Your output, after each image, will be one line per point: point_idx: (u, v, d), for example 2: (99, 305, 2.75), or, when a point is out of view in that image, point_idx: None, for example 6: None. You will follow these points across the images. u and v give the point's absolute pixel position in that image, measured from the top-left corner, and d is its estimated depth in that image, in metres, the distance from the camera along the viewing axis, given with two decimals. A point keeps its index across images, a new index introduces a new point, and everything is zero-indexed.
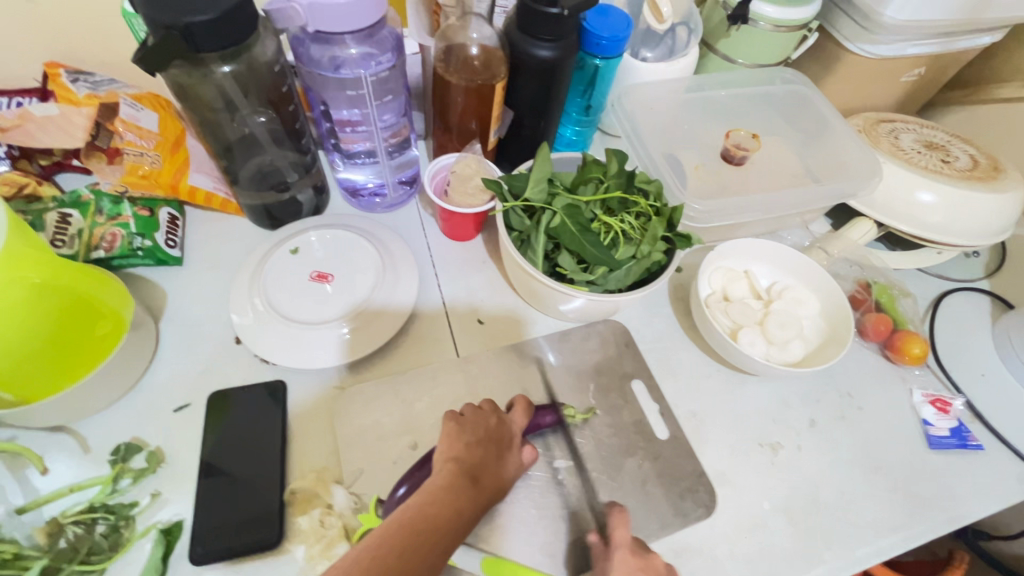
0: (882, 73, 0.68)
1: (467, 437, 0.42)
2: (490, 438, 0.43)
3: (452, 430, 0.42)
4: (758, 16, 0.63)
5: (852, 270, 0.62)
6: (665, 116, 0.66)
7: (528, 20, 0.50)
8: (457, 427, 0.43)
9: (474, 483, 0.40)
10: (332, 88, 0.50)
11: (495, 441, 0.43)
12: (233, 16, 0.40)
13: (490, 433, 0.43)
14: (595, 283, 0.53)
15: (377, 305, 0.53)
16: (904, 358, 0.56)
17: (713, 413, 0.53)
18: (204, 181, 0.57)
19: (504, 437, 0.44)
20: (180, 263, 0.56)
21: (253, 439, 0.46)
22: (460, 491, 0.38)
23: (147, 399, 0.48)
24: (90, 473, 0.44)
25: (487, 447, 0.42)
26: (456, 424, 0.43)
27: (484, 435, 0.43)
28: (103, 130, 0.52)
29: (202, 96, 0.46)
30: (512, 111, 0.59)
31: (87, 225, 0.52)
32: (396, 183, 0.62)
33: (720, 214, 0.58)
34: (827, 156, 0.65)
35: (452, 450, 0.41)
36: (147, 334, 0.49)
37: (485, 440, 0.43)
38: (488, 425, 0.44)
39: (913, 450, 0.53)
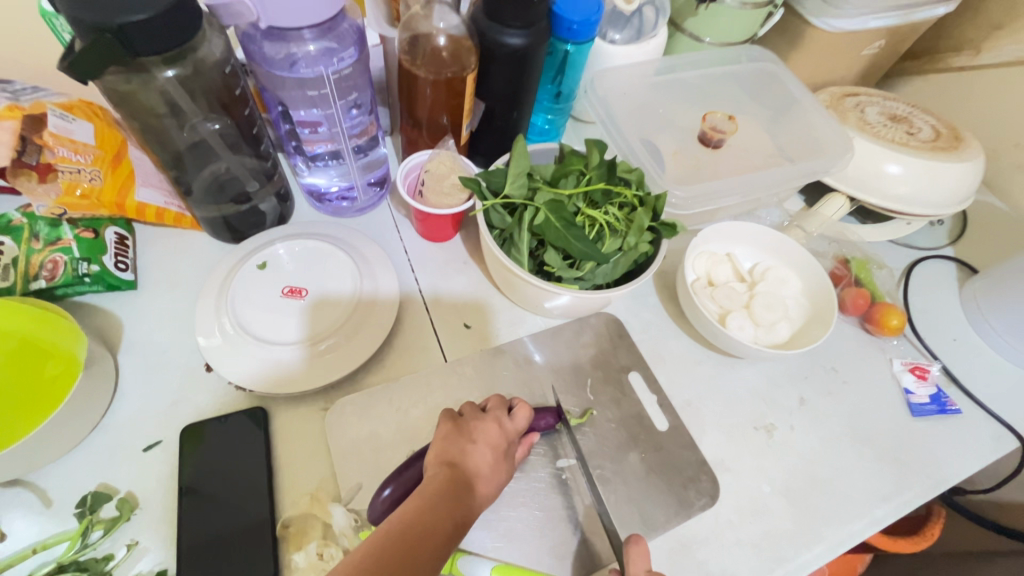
0: (845, 48, 0.68)
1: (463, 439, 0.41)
2: (488, 440, 0.42)
3: (448, 432, 0.41)
4: None
5: (830, 247, 0.64)
6: (638, 100, 0.65)
7: (497, 6, 0.47)
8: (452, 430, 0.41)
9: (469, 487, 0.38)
10: (290, 88, 0.46)
11: (493, 444, 0.42)
12: (174, 14, 0.36)
13: (488, 436, 0.42)
14: (584, 279, 0.51)
15: (358, 318, 0.50)
16: (883, 329, 0.58)
17: (708, 399, 0.53)
18: (153, 196, 0.53)
19: (502, 438, 0.43)
20: (134, 287, 0.52)
21: (235, 471, 0.43)
22: (455, 494, 0.37)
23: (113, 440, 0.44)
24: (55, 529, 0.40)
25: (484, 450, 0.41)
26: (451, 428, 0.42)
27: (481, 437, 0.42)
28: (30, 144, 0.46)
29: (145, 102, 0.42)
30: (483, 103, 0.56)
31: (23, 253, 0.46)
32: (366, 185, 0.58)
33: (700, 200, 0.57)
34: (799, 133, 0.65)
35: (447, 452, 0.40)
36: (106, 369, 0.45)
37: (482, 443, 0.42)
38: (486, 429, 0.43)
39: (898, 419, 0.54)
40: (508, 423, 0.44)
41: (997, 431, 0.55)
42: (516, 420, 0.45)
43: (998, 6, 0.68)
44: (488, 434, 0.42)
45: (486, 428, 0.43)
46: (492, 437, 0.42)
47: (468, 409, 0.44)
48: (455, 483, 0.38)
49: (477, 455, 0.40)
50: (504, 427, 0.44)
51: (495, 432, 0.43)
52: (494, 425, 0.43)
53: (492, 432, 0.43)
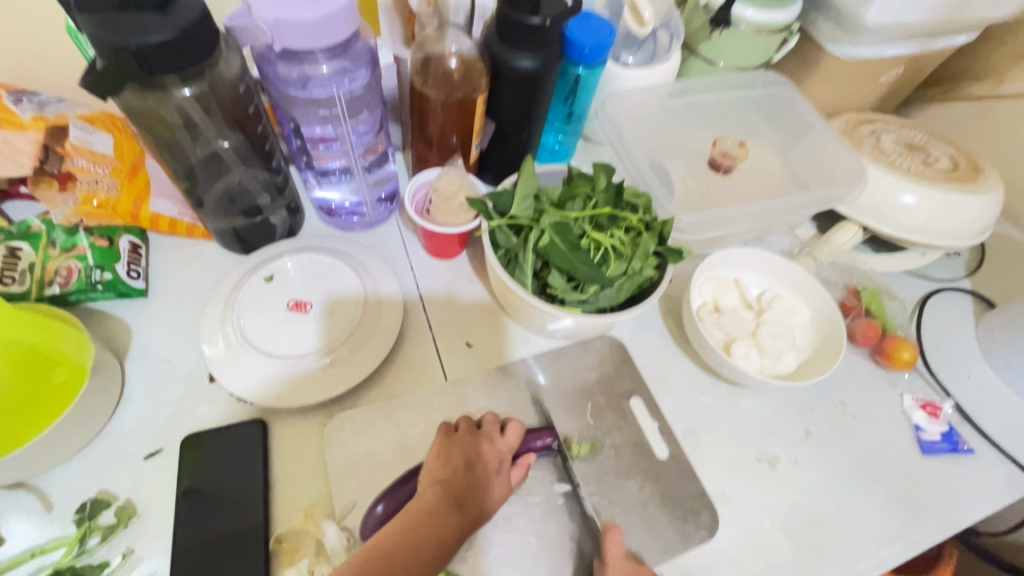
0: (862, 75, 0.67)
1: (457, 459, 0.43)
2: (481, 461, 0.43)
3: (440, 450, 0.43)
4: (739, 19, 0.62)
5: (842, 276, 0.63)
6: (649, 123, 0.65)
7: (509, 30, 0.48)
8: (446, 448, 0.43)
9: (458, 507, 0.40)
10: (302, 106, 0.47)
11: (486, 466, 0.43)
12: (191, 35, 0.37)
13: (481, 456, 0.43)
14: (587, 302, 0.51)
15: (361, 334, 0.51)
16: (894, 363, 0.56)
17: (711, 429, 0.52)
18: (167, 207, 0.54)
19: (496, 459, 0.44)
20: (144, 295, 0.53)
21: (233, 482, 0.44)
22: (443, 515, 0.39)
23: (116, 447, 0.45)
24: (54, 534, 0.41)
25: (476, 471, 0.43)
26: (445, 445, 0.44)
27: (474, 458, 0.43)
28: (53, 154, 0.48)
29: (160, 117, 0.43)
30: (494, 124, 0.56)
31: (40, 259, 0.48)
32: (375, 201, 0.59)
33: (709, 226, 0.57)
34: (812, 160, 0.65)
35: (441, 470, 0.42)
36: (112, 376, 0.46)
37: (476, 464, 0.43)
38: (481, 447, 0.44)
39: (907, 457, 0.53)
40: (504, 443, 0.45)
41: (1011, 473, 0.53)
42: (511, 440, 0.46)
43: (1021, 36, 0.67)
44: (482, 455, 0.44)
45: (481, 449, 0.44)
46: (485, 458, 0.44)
47: (468, 423, 0.46)
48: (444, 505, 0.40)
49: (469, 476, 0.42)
50: (499, 448, 0.45)
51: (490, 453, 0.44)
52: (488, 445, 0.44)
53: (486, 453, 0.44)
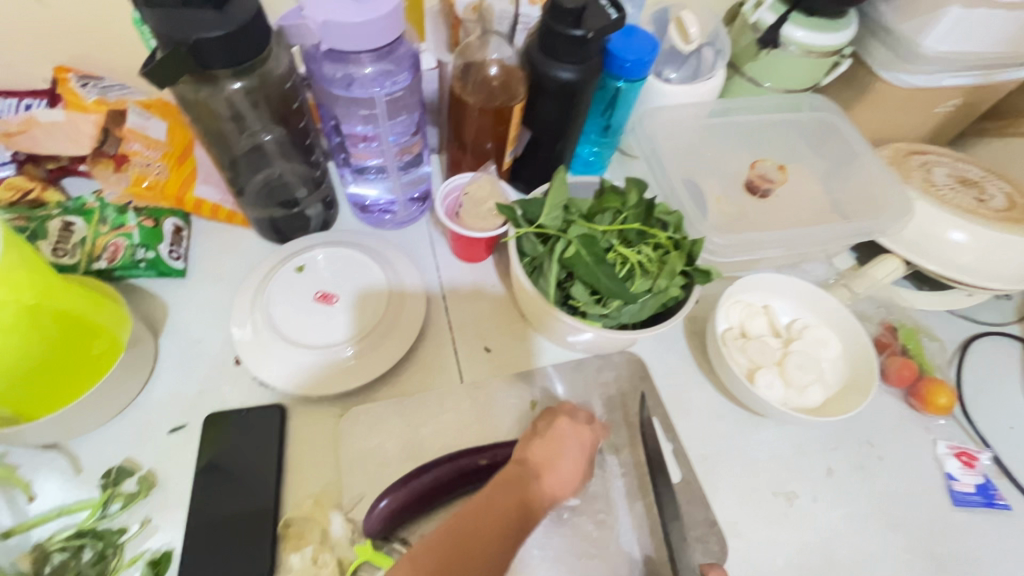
0: (916, 104, 0.65)
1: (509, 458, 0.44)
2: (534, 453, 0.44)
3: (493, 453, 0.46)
4: (789, 40, 0.60)
5: (878, 311, 0.60)
6: (687, 140, 0.64)
7: (551, 41, 0.48)
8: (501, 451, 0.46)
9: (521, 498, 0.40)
10: (343, 104, 0.48)
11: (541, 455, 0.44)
12: (245, 33, 0.38)
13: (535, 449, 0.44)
14: (609, 317, 0.51)
15: (383, 329, 0.52)
16: (929, 408, 0.54)
17: (728, 457, 0.51)
18: (210, 193, 0.56)
19: (550, 453, 0.44)
20: (183, 275, 0.55)
21: (248, 462, 0.45)
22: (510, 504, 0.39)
23: (144, 418, 0.47)
24: (80, 496, 0.43)
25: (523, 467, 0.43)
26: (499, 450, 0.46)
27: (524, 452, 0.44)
28: (111, 136, 0.52)
29: (210, 108, 0.45)
30: (529, 132, 0.57)
31: (91, 234, 0.51)
32: (407, 201, 0.60)
33: (741, 248, 0.56)
34: (855, 189, 0.63)
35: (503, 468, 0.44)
36: (146, 350, 0.48)
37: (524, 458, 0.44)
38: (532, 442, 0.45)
39: (936, 506, 0.50)
40: (556, 431, 0.46)
41: None
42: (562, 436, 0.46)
43: None
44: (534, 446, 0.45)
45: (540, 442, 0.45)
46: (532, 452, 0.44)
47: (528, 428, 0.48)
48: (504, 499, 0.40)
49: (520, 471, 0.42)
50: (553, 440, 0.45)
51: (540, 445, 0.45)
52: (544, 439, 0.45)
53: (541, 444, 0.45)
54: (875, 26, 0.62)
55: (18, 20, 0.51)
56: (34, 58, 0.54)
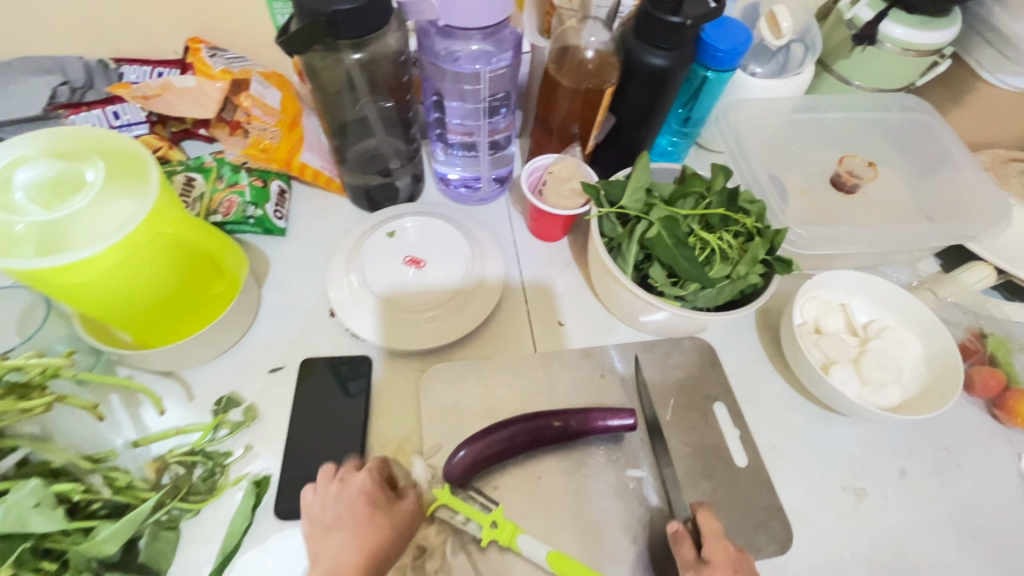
0: (1019, 109, 0.62)
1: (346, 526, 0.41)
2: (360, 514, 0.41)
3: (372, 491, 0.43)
4: (886, 37, 0.59)
5: (965, 317, 0.57)
6: (771, 134, 0.63)
7: (648, 28, 0.50)
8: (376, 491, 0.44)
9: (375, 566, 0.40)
10: (448, 80, 0.51)
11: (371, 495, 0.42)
12: (373, 7, 0.42)
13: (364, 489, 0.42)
14: (685, 299, 0.52)
15: (464, 295, 0.55)
16: (1015, 420, 0.52)
17: (797, 448, 0.51)
18: (313, 159, 0.61)
19: (324, 502, 0.42)
20: (283, 234, 0.59)
21: (338, 406, 0.49)
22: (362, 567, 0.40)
23: (248, 358, 0.51)
24: (194, 419, 0.48)
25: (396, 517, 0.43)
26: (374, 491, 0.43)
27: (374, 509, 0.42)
28: (230, 104, 0.57)
29: (329, 79, 0.49)
30: (614, 118, 0.58)
31: (209, 190, 0.56)
32: (491, 179, 0.62)
33: (824, 242, 0.56)
34: (946, 192, 0.61)
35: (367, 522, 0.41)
36: (252, 297, 0.53)
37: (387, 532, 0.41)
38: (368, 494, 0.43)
39: (1016, 520, 0.49)
40: (353, 497, 0.42)
41: None
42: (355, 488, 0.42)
43: None
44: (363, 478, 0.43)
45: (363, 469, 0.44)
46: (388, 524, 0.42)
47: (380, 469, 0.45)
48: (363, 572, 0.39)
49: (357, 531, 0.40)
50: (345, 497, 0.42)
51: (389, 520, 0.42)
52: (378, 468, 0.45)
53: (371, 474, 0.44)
54: (980, 25, 0.60)
55: None
56: (170, 29, 0.60)
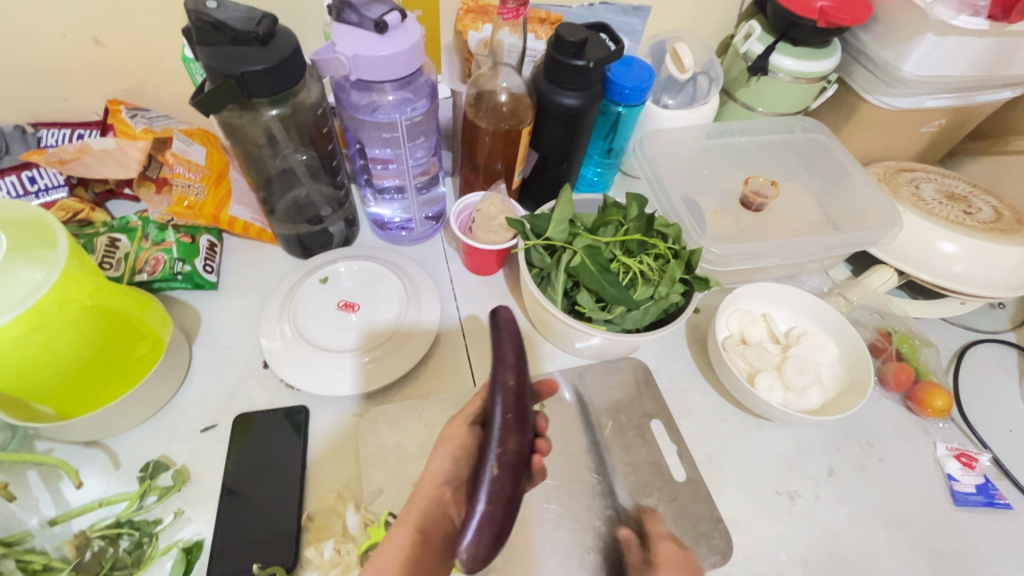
0: (902, 125, 0.68)
1: (392, 529, 0.37)
2: (413, 503, 0.39)
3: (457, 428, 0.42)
4: (777, 68, 0.65)
5: (872, 317, 0.62)
6: (685, 160, 0.68)
7: (555, 71, 0.53)
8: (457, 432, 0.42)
9: (416, 562, 0.35)
10: (368, 130, 0.53)
11: (426, 480, 0.40)
12: (284, 64, 0.43)
13: (427, 471, 0.40)
14: (613, 322, 0.53)
15: (401, 335, 0.55)
16: (927, 410, 0.55)
17: (731, 457, 0.53)
18: (243, 212, 0.61)
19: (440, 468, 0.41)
20: (215, 288, 0.59)
21: (273, 460, 0.48)
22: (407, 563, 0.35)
23: (177, 419, 0.50)
24: (120, 488, 0.46)
25: (457, 501, 0.38)
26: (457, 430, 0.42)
27: (433, 496, 0.38)
28: (155, 161, 0.57)
29: (249, 134, 0.50)
30: (536, 154, 0.61)
31: (134, 249, 0.56)
32: (423, 218, 0.64)
33: (738, 259, 0.59)
34: (847, 204, 0.66)
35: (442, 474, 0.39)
36: (181, 355, 0.52)
37: (430, 522, 0.37)
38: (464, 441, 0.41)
39: (938, 506, 0.52)
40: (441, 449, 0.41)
41: None
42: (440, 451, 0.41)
43: None
44: (433, 459, 0.41)
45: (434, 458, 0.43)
46: (451, 510, 0.38)
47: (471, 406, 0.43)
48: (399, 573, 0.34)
49: (399, 531, 0.37)
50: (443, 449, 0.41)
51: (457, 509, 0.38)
52: (439, 449, 0.41)
53: (436, 455, 0.40)
54: (856, 53, 0.66)
55: (81, 61, 0.57)
56: (90, 93, 0.60)
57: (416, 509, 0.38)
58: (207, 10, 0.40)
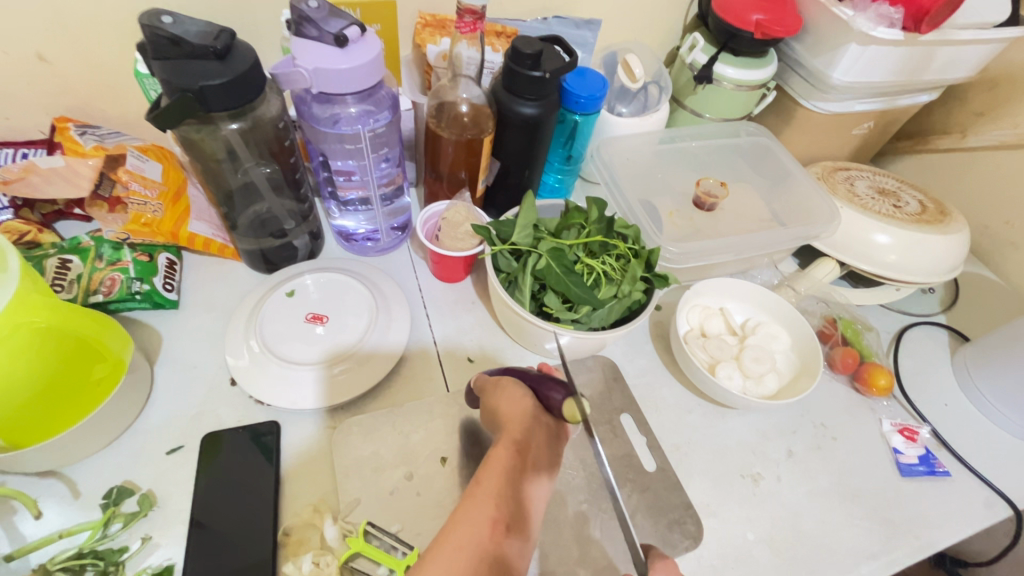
0: (835, 128, 0.74)
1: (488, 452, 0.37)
2: (506, 430, 0.39)
3: (498, 382, 0.44)
4: (720, 76, 0.69)
5: (818, 306, 0.67)
6: (641, 164, 0.71)
7: (513, 82, 0.55)
8: (508, 385, 0.43)
9: (515, 476, 0.35)
10: (332, 141, 0.53)
11: (508, 417, 0.40)
12: (245, 78, 0.43)
13: (503, 414, 0.41)
14: (580, 321, 0.55)
15: (371, 346, 0.55)
16: (871, 389, 0.60)
17: (697, 446, 0.56)
18: (204, 228, 0.59)
19: (508, 402, 0.42)
20: (176, 307, 0.58)
21: (246, 477, 0.47)
22: (507, 471, 0.35)
23: (140, 443, 0.48)
24: (80, 518, 0.44)
25: (542, 423, 0.40)
26: (505, 385, 0.43)
27: (522, 425, 0.39)
28: (106, 180, 0.55)
29: (208, 148, 0.50)
30: (498, 162, 0.62)
31: (87, 271, 0.54)
32: (389, 229, 0.65)
33: (694, 256, 0.62)
34: (791, 201, 0.70)
35: (515, 413, 0.40)
36: (143, 377, 0.50)
37: (526, 438, 0.38)
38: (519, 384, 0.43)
39: (887, 478, 0.56)
40: (506, 393, 0.42)
41: (988, 496, 0.56)
42: (511, 392, 0.42)
43: (982, 96, 0.72)
44: (500, 407, 0.42)
45: (491, 421, 0.43)
46: (535, 433, 0.39)
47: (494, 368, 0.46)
48: (503, 487, 0.34)
49: (498, 450, 0.37)
50: (506, 394, 0.42)
51: (540, 428, 0.39)
52: (502, 392, 0.43)
53: (503, 400, 0.42)
54: (792, 62, 0.71)
55: (25, 79, 0.55)
56: (35, 113, 0.58)
57: (515, 434, 0.39)
58: (163, 25, 0.40)
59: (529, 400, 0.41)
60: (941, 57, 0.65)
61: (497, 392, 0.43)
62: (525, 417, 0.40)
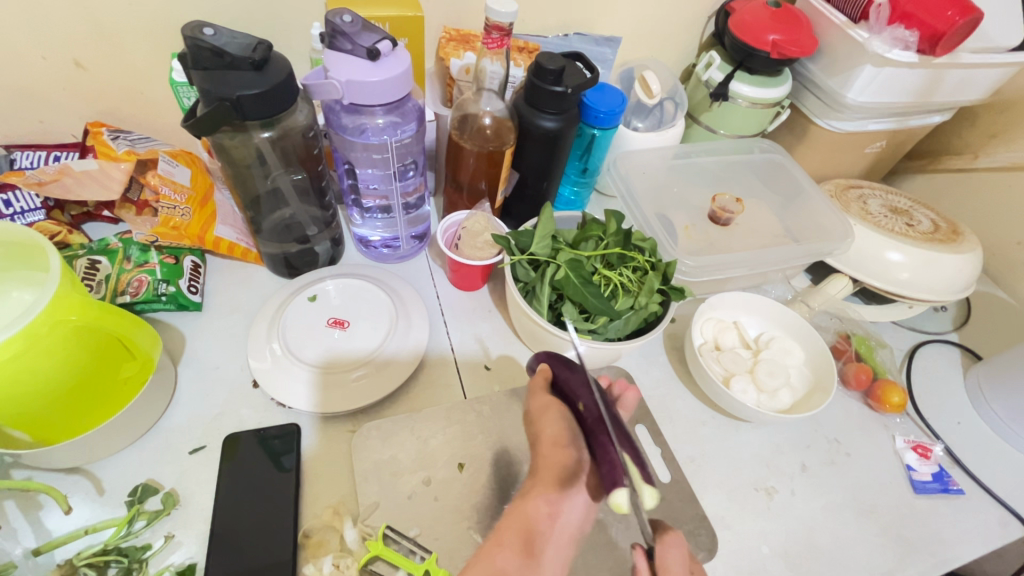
0: (847, 146, 0.75)
1: (517, 500, 0.41)
2: (541, 474, 0.42)
3: (542, 406, 0.45)
4: (736, 94, 0.70)
5: (832, 322, 0.67)
6: (656, 179, 0.72)
7: (535, 96, 0.56)
8: (551, 414, 0.44)
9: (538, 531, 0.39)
10: (358, 150, 0.55)
11: (546, 460, 0.42)
12: (280, 89, 0.45)
13: (543, 449, 0.43)
14: (597, 332, 0.55)
15: (390, 353, 0.56)
16: (885, 406, 0.60)
17: (710, 458, 0.56)
18: (228, 233, 0.60)
19: (547, 437, 0.43)
20: (199, 308, 0.58)
21: (266, 478, 0.48)
22: (530, 525, 0.39)
23: (163, 442, 0.49)
24: (105, 515, 0.45)
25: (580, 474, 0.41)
26: (549, 413, 0.44)
27: (555, 471, 0.41)
28: (135, 183, 0.57)
29: (239, 155, 0.51)
30: (517, 173, 0.64)
31: (115, 271, 0.55)
32: (408, 237, 0.66)
33: (709, 269, 0.63)
34: (804, 218, 0.71)
35: (552, 454, 0.42)
36: (167, 377, 0.51)
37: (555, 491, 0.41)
38: (561, 415, 0.44)
39: (901, 495, 0.56)
40: (548, 424, 0.43)
41: (1001, 515, 0.56)
42: (551, 425, 0.43)
43: (995, 118, 0.73)
44: (541, 440, 0.43)
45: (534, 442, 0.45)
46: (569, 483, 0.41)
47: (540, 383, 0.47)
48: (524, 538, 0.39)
49: (525, 502, 0.41)
50: (547, 425, 0.44)
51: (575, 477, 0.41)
52: (543, 422, 0.44)
53: (543, 436, 0.43)
54: (806, 82, 0.73)
55: (63, 86, 0.57)
56: (70, 117, 0.60)
57: (545, 484, 0.41)
58: (204, 36, 0.41)
59: (568, 444, 0.42)
60: (953, 81, 0.66)
61: (542, 419, 0.44)
62: (560, 462, 0.42)
